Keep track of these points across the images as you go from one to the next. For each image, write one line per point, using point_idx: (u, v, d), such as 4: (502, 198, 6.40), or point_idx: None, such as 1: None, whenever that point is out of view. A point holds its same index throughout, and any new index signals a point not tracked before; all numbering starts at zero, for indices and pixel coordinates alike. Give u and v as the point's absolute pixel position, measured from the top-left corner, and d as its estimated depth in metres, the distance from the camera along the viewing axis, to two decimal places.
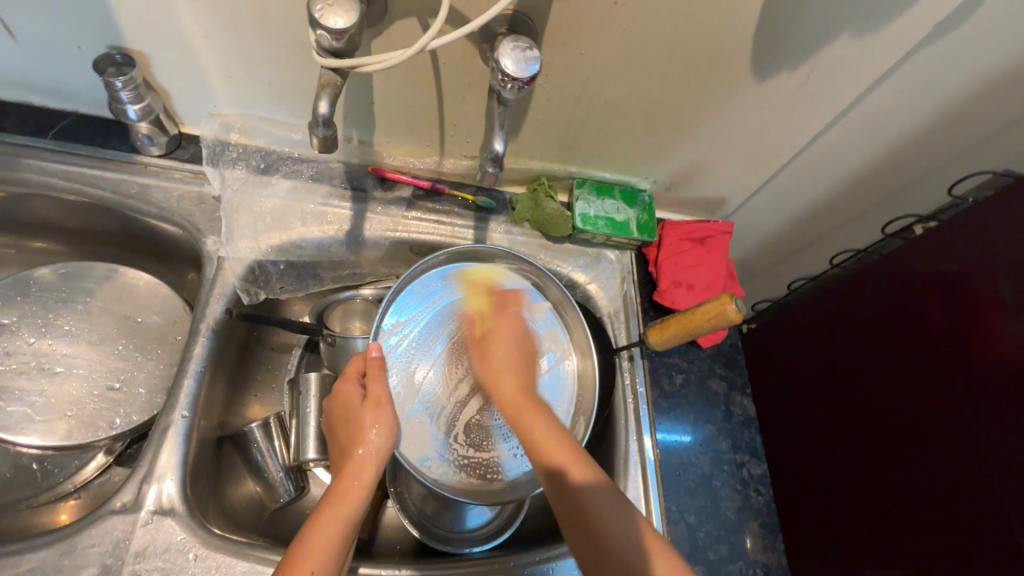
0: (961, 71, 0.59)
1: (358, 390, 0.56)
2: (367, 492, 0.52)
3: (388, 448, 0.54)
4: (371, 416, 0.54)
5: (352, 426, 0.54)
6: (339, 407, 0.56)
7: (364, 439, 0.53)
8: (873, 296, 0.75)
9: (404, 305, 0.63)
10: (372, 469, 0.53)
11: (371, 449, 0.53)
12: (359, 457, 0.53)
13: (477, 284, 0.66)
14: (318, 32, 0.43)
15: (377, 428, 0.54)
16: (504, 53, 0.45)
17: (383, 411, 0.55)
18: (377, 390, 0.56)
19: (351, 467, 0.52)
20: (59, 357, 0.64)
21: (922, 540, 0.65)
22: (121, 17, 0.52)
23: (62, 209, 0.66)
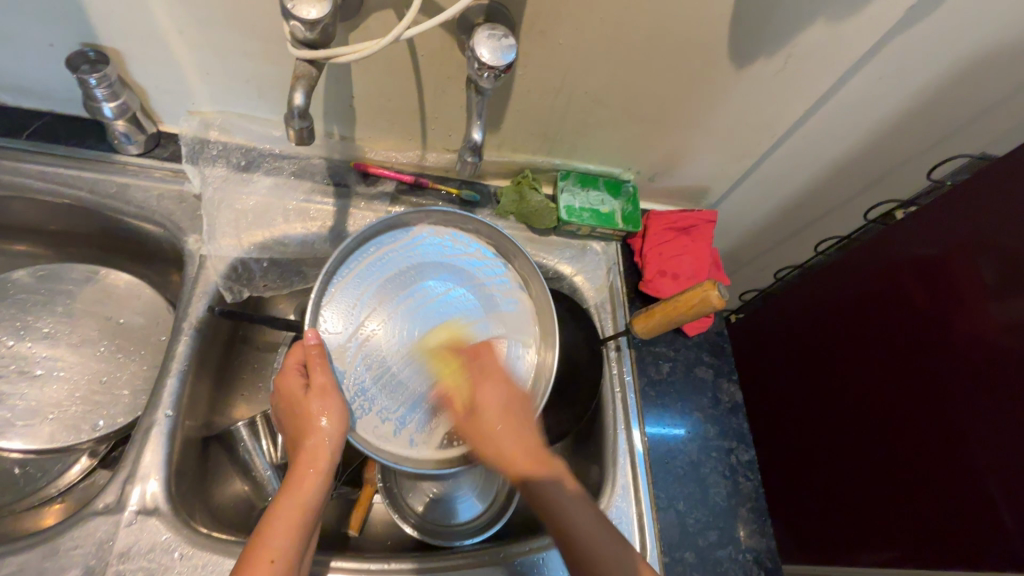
0: (937, 55, 0.59)
1: (302, 379, 0.53)
2: (322, 482, 0.50)
3: (340, 433, 0.51)
4: (319, 407, 0.50)
5: (299, 416, 0.51)
6: (284, 398, 0.53)
7: (313, 429, 0.50)
8: (855, 278, 0.81)
9: (355, 270, 0.59)
10: (325, 458, 0.50)
11: (321, 438, 0.50)
12: (312, 448, 0.50)
13: (439, 255, 0.62)
14: (291, 23, 0.42)
15: (327, 416, 0.50)
16: (480, 42, 0.45)
17: (330, 398, 0.51)
18: (321, 379, 0.52)
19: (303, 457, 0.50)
20: (39, 360, 0.63)
21: (925, 501, 0.72)
22: (94, 14, 0.51)
23: (40, 211, 0.65)
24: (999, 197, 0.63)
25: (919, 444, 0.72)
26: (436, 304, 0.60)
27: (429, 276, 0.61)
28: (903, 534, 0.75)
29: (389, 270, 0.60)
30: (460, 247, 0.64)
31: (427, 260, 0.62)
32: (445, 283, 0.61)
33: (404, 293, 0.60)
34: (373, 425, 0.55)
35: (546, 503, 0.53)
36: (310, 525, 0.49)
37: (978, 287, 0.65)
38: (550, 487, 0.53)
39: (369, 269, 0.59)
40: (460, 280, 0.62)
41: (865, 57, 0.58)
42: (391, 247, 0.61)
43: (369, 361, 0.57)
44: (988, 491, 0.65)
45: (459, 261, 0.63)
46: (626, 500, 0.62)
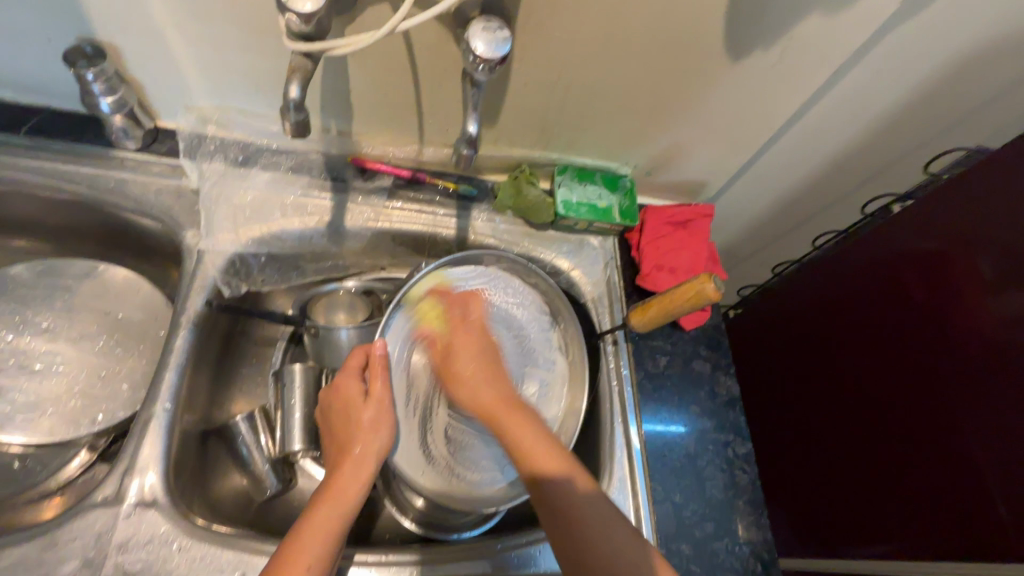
0: (933, 48, 0.59)
1: (359, 385, 0.57)
2: (363, 490, 0.52)
3: (387, 446, 0.54)
4: (372, 414, 0.54)
5: (353, 422, 0.54)
6: (338, 401, 0.56)
7: (363, 437, 0.54)
8: (852, 271, 0.81)
9: (420, 299, 0.61)
10: (370, 467, 0.53)
11: (369, 446, 0.53)
12: (360, 452, 0.53)
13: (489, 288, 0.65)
14: (285, 15, 0.42)
15: (377, 427, 0.54)
16: (474, 34, 0.45)
17: (383, 411, 0.55)
18: (378, 389, 0.56)
19: (349, 465, 0.53)
20: (38, 354, 0.64)
21: (922, 494, 0.72)
22: (90, 9, 0.51)
23: (38, 206, 0.65)
24: (995, 189, 0.63)
25: (916, 437, 0.72)
26: (479, 347, 0.63)
27: (485, 316, 0.64)
28: (901, 527, 0.75)
29: (453, 299, 0.62)
30: (507, 283, 0.67)
31: (483, 296, 0.65)
32: (491, 324, 0.65)
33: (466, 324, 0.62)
34: (406, 454, 0.58)
35: (566, 508, 0.51)
36: (350, 528, 0.50)
37: (975, 280, 0.65)
38: (568, 491, 0.52)
39: (435, 295, 0.61)
40: (508, 323, 0.66)
41: (861, 49, 0.58)
42: (456, 279, 0.63)
43: (409, 394, 0.60)
44: (986, 483, 0.65)
45: (509, 298, 0.66)
46: (623, 493, 0.63)
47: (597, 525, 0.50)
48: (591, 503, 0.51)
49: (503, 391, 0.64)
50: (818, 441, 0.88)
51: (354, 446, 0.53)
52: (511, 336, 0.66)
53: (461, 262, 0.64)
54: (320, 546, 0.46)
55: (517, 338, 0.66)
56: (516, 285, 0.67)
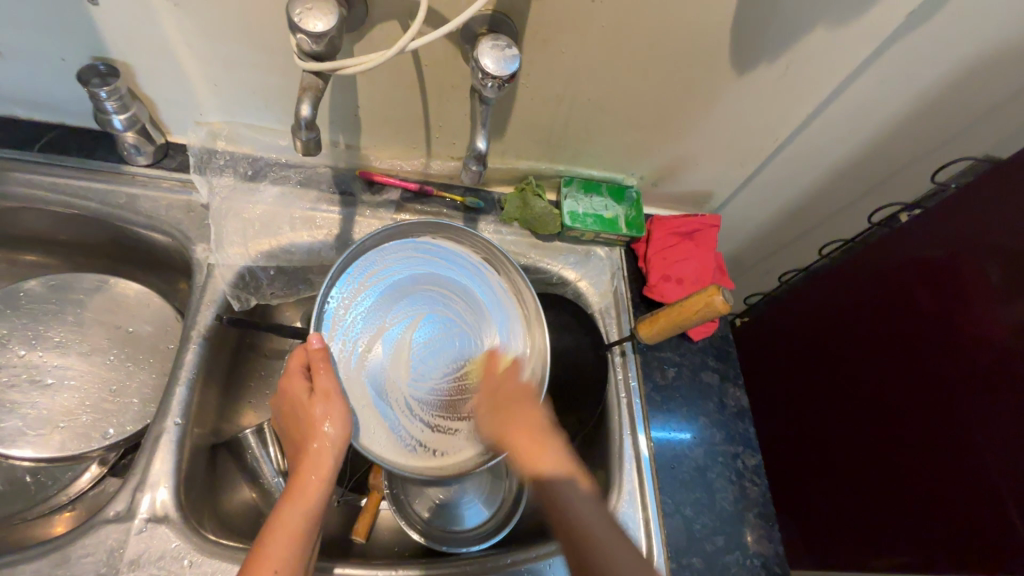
0: (940, 58, 0.59)
1: (306, 382, 0.53)
2: (325, 490, 0.51)
3: (343, 437, 0.52)
4: (322, 411, 0.52)
5: (303, 420, 0.52)
6: (287, 400, 0.54)
7: (317, 434, 0.51)
8: (860, 281, 0.81)
9: (349, 288, 0.59)
10: (328, 464, 0.51)
11: (325, 443, 0.51)
12: (314, 453, 0.51)
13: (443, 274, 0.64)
14: (298, 36, 0.43)
15: (330, 421, 0.52)
16: (483, 52, 0.45)
17: (333, 403, 0.52)
18: (324, 383, 0.53)
19: (308, 464, 0.51)
20: (50, 369, 0.64)
21: (936, 505, 0.71)
22: (105, 29, 0.52)
23: (51, 221, 0.66)
24: (1004, 199, 0.62)
25: (928, 447, 0.72)
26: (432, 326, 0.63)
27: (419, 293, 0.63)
28: (914, 539, 0.74)
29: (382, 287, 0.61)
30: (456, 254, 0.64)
31: (420, 272, 0.63)
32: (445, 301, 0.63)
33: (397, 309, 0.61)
34: (373, 435, 0.56)
35: (573, 513, 0.51)
36: (311, 532, 0.49)
37: (984, 290, 0.65)
38: (574, 490, 0.52)
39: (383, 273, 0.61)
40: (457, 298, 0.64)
41: (866, 62, 0.59)
42: (382, 267, 0.61)
43: (371, 374, 0.59)
44: (1000, 496, 0.64)
45: (455, 274, 0.64)
46: (633, 505, 0.62)
47: (585, 509, 0.51)
48: (569, 486, 0.52)
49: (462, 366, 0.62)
50: (828, 452, 0.87)
51: (310, 445, 0.51)
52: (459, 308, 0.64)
53: (398, 242, 0.62)
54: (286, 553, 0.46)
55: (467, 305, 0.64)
56: (463, 261, 0.64)
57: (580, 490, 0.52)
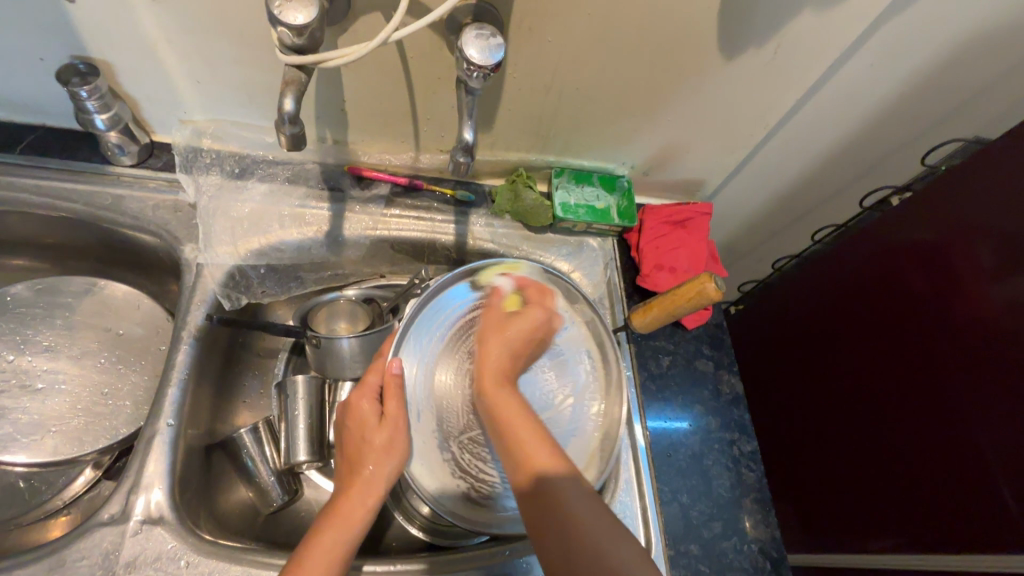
0: (927, 39, 0.59)
1: (373, 407, 0.55)
2: (368, 513, 0.52)
3: (398, 470, 0.53)
4: (383, 438, 0.53)
5: (364, 443, 0.53)
6: (352, 420, 0.55)
7: (374, 458, 0.52)
8: (854, 266, 0.81)
9: (435, 310, 0.59)
10: (379, 488, 0.52)
11: (379, 469, 0.52)
12: (369, 477, 0.52)
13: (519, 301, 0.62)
14: (278, 29, 0.42)
15: (386, 452, 0.53)
16: (467, 42, 0.45)
17: (398, 429, 0.53)
18: (393, 408, 0.54)
19: (358, 489, 0.52)
20: (40, 373, 0.64)
21: (930, 484, 0.71)
22: (81, 26, 0.51)
23: (36, 224, 0.65)
24: (994, 179, 0.63)
25: (923, 429, 0.72)
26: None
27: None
28: (908, 518, 0.75)
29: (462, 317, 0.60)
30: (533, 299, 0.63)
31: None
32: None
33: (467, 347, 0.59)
34: (427, 461, 0.55)
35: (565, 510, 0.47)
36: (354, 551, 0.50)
37: (975, 272, 0.65)
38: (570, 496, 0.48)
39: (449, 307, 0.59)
40: (542, 337, 0.62)
41: (855, 45, 0.58)
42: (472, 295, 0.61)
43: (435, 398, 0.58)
44: (993, 474, 0.64)
45: None
46: (629, 495, 0.63)
47: (590, 513, 0.48)
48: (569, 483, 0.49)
49: (540, 409, 0.60)
50: (826, 438, 0.87)
51: (365, 469, 0.52)
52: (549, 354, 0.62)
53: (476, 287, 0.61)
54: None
55: (548, 351, 0.61)
56: None
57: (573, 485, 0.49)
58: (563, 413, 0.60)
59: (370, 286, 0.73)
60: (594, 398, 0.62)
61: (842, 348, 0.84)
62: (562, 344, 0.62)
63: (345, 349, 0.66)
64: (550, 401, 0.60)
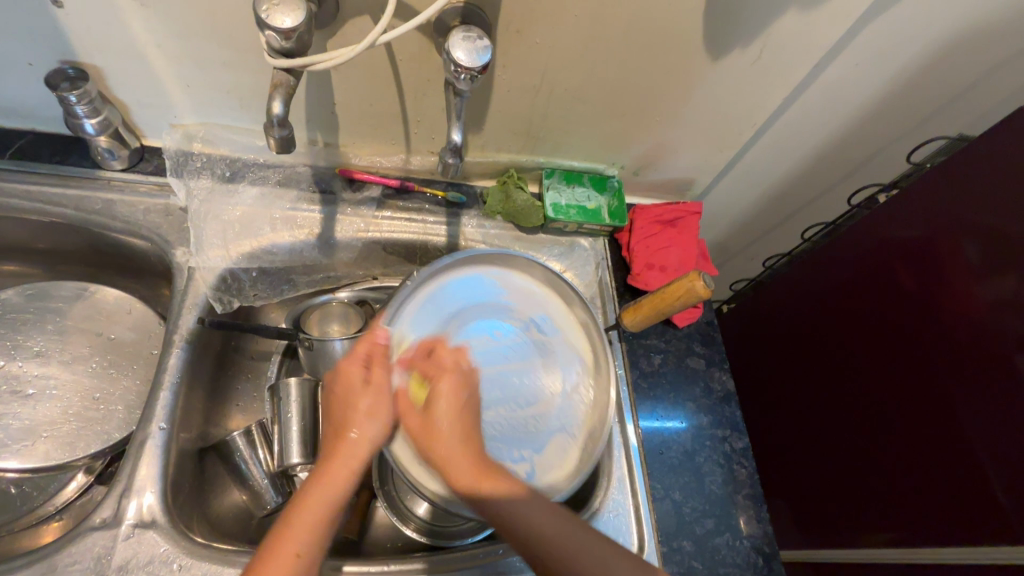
0: (909, 39, 0.60)
1: (364, 372, 0.53)
2: (350, 481, 0.50)
3: (382, 434, 0.52)
4: (369, 404, 0.51)
5: (349, 409, 0.52)
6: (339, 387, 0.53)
7: (356, 423, 0.51)
8: (842, 263, 0.82)
9: (424, 299, 0.60)
10: (362, 457, 0.51)
11: (363, 436, 0.51)
12: (352, 444, 0.50)
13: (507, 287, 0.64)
14: (266, 33, 0.42)
15: (374, 419, 0.51)
16: (455, 44, 0.45)
17: (385, 400, 0.52)
18: (381, 377, 0.53)
19: (343, 453, 0.50)
20: (31, 378, 0.64)
21: (919, 480, 0.72)
22: (70, 31, 0.51)
23: (25, 230, 0.65)
24: (978, 176, 0.63)
25: (912, 424, 0.73)
26: (495, 347, 0.60)
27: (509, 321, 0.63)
28: (899, 514, 0.75)
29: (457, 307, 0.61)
30: (525, 296, 0.65)
31: (500, 303, 0.63)
32: (526, 332, 0.63)
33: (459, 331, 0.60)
34: (409, 444, 0.55)
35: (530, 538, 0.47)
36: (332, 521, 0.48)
37: (962, 269, 0.66)
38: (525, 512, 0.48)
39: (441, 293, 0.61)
40: (531, 325, 0.63)
41: (839, 45, 0.59)
42: (474, 279, 0.63)
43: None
44: (982, 468, 0.65)
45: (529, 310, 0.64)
46: (622, 493, 0.63)
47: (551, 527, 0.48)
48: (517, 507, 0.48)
49: (530, 398, 0.60)
50: (819, 434, 0.88)
51: (349, 435, 0.51)
52: (540, 342, 0.63)
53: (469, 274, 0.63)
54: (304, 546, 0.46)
55: (539, 343, 0.63)
56: (523, 289, 0.65)
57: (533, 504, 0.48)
58: (549, 406, 0.61)
59: (363, 289, 0.73)
60: (584, 391, 0.63)
61: (833, 345, 0.85)
62: (554, 340, 0.64)
63: (338, 350, 0.66)
64: (539, 394, 0.61)
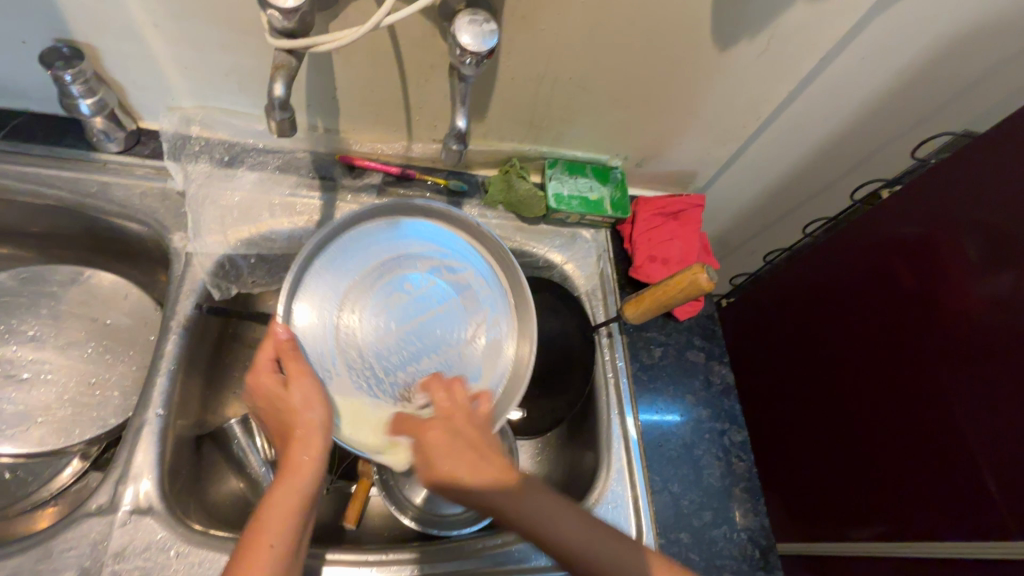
0: (920, 33, 0.59)
1: (276, 375, 0.50)
2: (320, 464, 0.48)
3: (327, 414, 0.49)
4: (299, 396, 0.49)
5: (282, 409, 0.49)
6: (260, 397, 0.51)
7: (298, 417, 0.48)
8: (844, 258, 0.82)
9: (326, 268, 0.56)
10: (318, 444, 0.48)
11: (308, 424, 0.48)
12: (302, 433, 0.48)
13: (426, 239, 0.60)
14: (268, 12, 0.41)
15: (307, 402, 0.49)
16: (461, 27, 0.44)
17: (309, 386, 0.50)
18: (297, 367, 0.50)
19: (297, 444, 0.48)
20: (26, 363, 0.63)
21: (913, 475, 0.73)
22: (64, 9, 0.50)
23: (20, 212, 0.64)
24: (981, 173, 0.63)
25: (909, 419, 0.73)
26: (412, 301, 0.58)
27: (409, 273, 0.58)
28: (893, 508, 0.76)
29: (376, 260, 0.58)
30: (436, 255, 0.60)
31: (410, 255, 0.59)
32: (449, 284, 0.59)
33: (372, 288, 0.57)
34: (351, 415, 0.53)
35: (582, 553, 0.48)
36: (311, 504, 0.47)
37: (962, 265, 0.66)
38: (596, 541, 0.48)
39: (342, 262, 0.56)
40: (446, 271, 0.60)
41: (847, 37, 0.58)
42: (390, 233, 0.59)
43: (348, 362, 0.54)
44: (977, 465, 0.65)
45: (449, 259, 0.60)
46: (621, 485, 0.63)
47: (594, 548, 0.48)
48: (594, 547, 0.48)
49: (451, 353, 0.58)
50: (814, 427, 0.89)
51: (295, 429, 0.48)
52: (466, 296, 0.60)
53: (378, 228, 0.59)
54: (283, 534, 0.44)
55: (468, 300, 0.59)
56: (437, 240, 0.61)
57: (565, 513, 0.49)
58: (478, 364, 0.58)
59: None
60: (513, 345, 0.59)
61: (832, 340, 0.85)
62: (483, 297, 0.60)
63: None
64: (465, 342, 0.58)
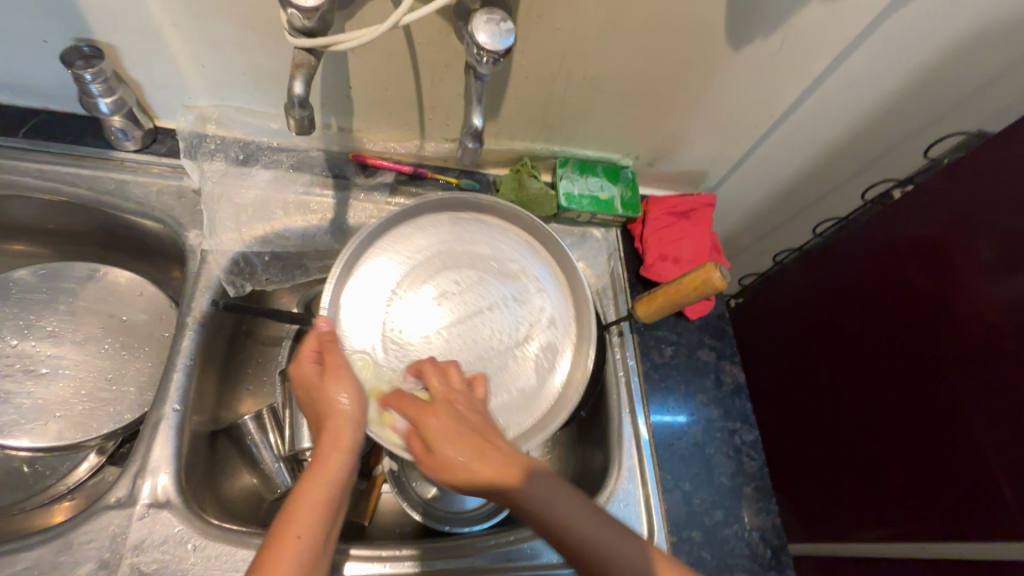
0: (934, 33, 0.59)
1: (317, 365, 0.49)
2: (351, 459, 0.46)
3: (360, 406, 0.48)
4: (338, 390, 0.47)
5: (320, 400, 0.48)
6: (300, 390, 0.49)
7: (333, 412, 0.47)
8: (854, 257, 0.82)
9: (363, 275, 0.58)
10: (348, 437, 0.46)
11: (343, 416, 0.47)
12: (331, 427, 0.46)
13: (469, 232, 0.63)
14: (289, 11, 0.42)
15: (345, 393, 0.47)
16: (478, 27, 0.45)
17: (344, 377, 0.48)
18: (334, 359, 0.49)
19: (326, 438, 0.46)
20: (44, 358, 0.64)
21: (924, 476, 0.72)
22: (86, 9, 0.51)
23: (39, 210, 0.65)
24: (993, 173, 0.63)
25: (919, 419, 0.73)
26: (457, 299, 0.60)
27: (450, 271, 0.61)
28: (905, 509, 0.75)
29: (417, 262, 0.60)
30: (479, 247, 0.63)
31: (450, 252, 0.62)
32: (493, 277, 0.62)
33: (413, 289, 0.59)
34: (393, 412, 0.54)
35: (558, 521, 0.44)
36: (342, 498, 0.45)
37: (973, 264, 0.65)
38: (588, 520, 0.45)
39: (378, 266, 0.59)
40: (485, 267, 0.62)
41: (860, 37, 0.58)
42: (423, 237, 0.61)
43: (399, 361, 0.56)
44: (988, 465, 0.65)
45: (490, 252, 0.63)
46: (633, 484, 0.63)
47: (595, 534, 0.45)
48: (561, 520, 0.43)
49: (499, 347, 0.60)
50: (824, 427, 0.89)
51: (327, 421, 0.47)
52: (506, 287, 0.62)
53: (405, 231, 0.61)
54: (313, 525, 0.42)
55: (509, 291, 0.62)
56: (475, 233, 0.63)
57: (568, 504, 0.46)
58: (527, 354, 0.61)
59: None
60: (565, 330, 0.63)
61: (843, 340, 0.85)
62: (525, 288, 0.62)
63: None
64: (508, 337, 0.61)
